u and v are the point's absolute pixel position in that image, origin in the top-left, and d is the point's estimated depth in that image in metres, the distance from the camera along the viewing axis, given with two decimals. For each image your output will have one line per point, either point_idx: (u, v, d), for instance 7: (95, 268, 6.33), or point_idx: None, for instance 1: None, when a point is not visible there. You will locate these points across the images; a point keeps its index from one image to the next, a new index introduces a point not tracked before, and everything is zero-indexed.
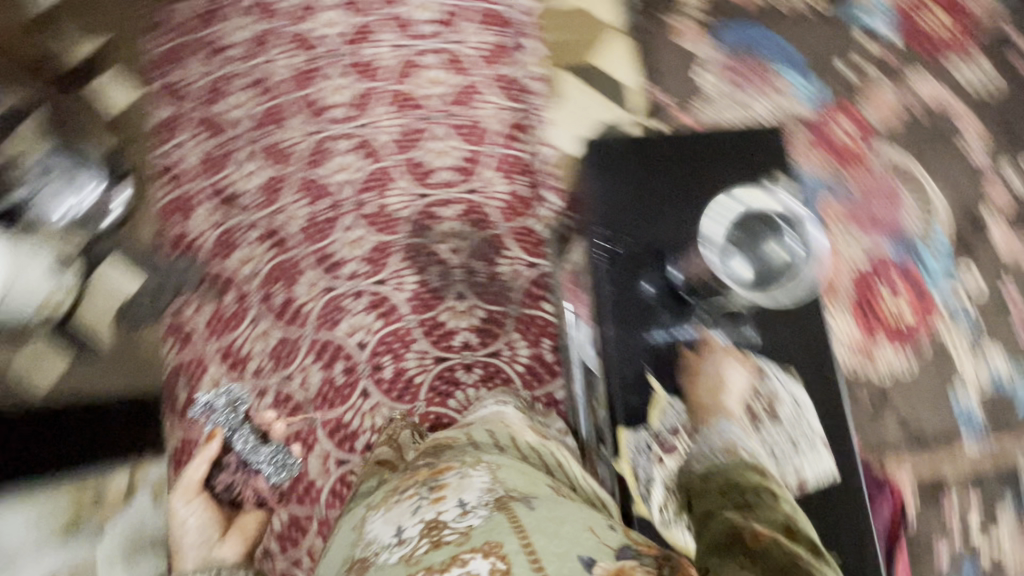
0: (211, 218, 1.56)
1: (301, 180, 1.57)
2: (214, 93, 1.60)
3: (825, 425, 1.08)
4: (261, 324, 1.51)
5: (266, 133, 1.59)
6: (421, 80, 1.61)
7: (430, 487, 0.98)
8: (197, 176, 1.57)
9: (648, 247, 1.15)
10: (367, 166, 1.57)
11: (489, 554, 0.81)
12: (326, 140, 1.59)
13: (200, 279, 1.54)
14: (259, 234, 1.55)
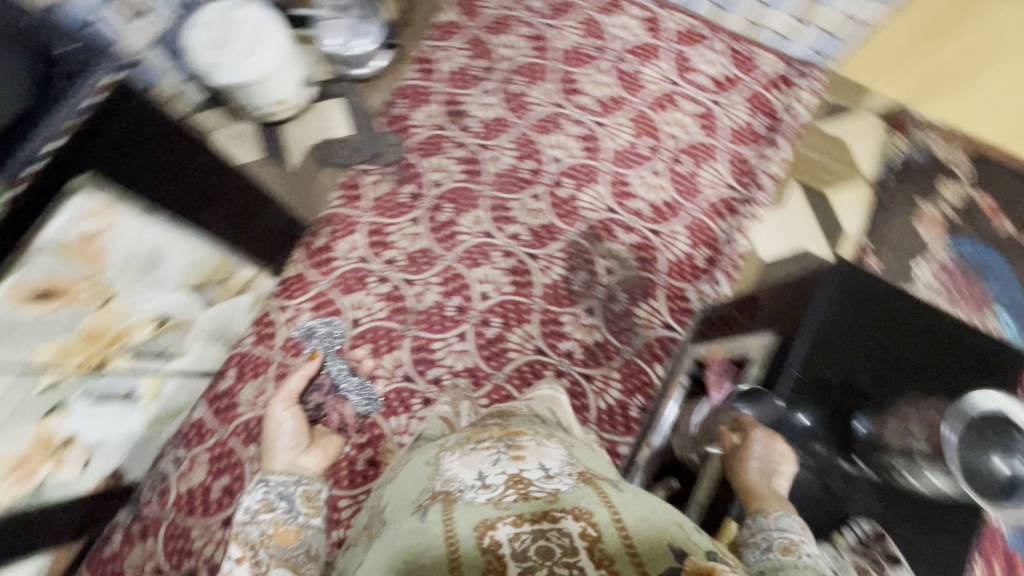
0: (433, 119, 1.67)
1: (521, 135, 1.66)
2: (498, 27, 1.74)
3: None
4: (418, 226, 1.60)
5: (518, 82, 1.70)
6: (670, 116, 1.67)
7: (508, 443, 0.97)
8: (443, 81, 1.70)
9: (850, 387, 0.99)
10: (582, 157, 1.64)
11: (580, 519, 0.78)
12: (562, 116, 1.67)
13: (393, 160, 1.65)
14: (462, 156, 1.65)
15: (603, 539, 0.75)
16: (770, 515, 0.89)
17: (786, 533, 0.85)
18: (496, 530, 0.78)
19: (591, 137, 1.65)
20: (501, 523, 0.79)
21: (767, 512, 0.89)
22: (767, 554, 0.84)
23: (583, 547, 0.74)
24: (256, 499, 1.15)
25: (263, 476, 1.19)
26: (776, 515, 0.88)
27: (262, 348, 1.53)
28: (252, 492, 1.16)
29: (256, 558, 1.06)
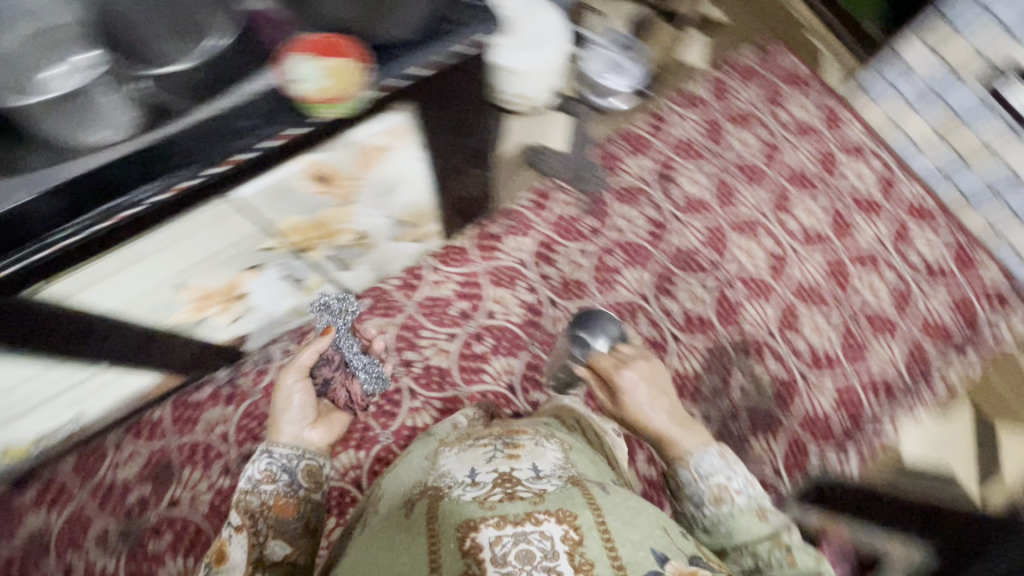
0: (643, 171, 1.71)
1: (716, 224, 1.66)
2: (740, 120, 1.76)
3: None
4: (584, 258, 1.62)
5: (734, 177, 1.71)
6: (867, 276, 1.61)
7: (506, 445, 1.02)
8: (668, 142, 1.73)
9: None
10: (764, 272, 1.61)
11: (563, 522, 0.79)
12: (762, 227, 1.66)
13: (591, 189, 1.68)
14: (654, 216, 1.66)
15: (583, 542, 0.77)
16: (687, 462, 0.98)
17: (714, 478, 0.94)
18: (478, 532, 0.78)
19: (780, 258, 1.63)
20: (485, 525, 0.79)
21: (685, 464, 0.97)
22: (703, 508, 0.93)
23: (563, 551, 0.76)
24: (258, 471, 1.05)
25: (267, 448, 1.11)
26: (688, 458, 0.98)
27: (400, 293, 1.58)
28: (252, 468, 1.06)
29: (254, 528, 0.97)
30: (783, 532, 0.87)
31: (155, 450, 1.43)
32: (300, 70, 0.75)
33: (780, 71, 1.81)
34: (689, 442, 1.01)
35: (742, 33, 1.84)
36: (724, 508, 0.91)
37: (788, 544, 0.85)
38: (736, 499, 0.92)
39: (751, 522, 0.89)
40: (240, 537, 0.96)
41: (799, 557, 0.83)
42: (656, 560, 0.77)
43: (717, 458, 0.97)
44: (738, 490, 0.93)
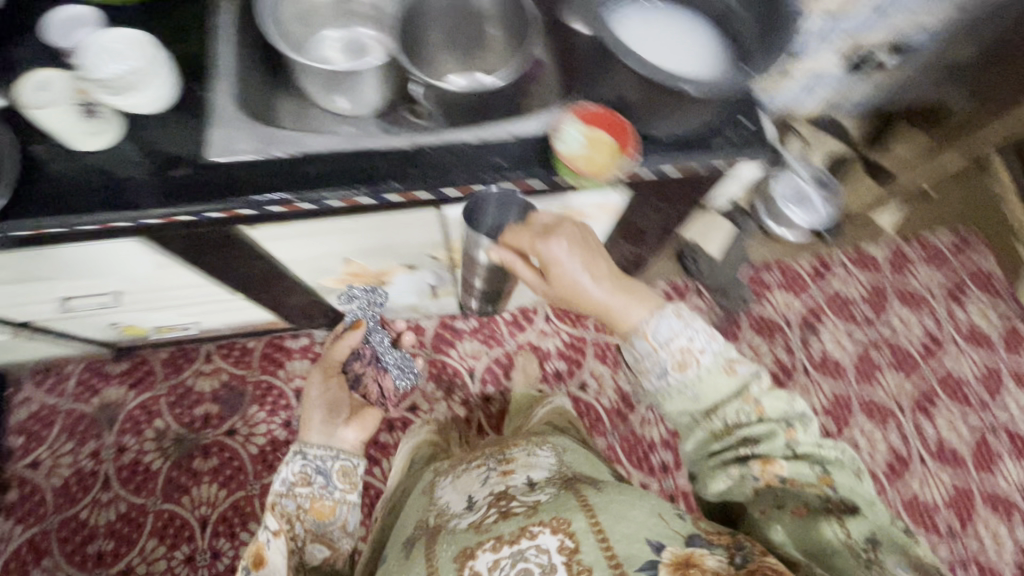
0: (788, 310, 1.61)
1: (846, 396, 1.53)
2: (909, 301, 1.63)
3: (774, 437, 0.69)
4: None
5: (882, 356, 1.58)
6: (993, 522, 1.43)
7: (500, 465, 0.98)
8: (825, 292, 1.63)
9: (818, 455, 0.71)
10: (878, 469, 1.46)
11: (558, 531, 0.69)
12: (892, 420, 1.51)
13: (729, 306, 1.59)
14: (783, 359, 1.56)
15: (581, 549, 0.66)
16: (640, 333, 0.70)
17: (676, 343, 0.69)
18: (474, 560, 0.70)
19: (900, 461, 1.47)
20: (480, 551, 0.71)
21: (640, 336, 0.70)
22: (666, 379, 0.69)
23: (562, 561, 0.66)
24: (292, 473, 0.99)
25: (299, 448, 1.05)
26: (637, 332, 0.70)
27: (507, 328, 1.56)
28: (285, 471, 0.99)
29: (291, 533, 0.90)
30: (752, 382, 0.68)
31: (235, 375, 1.47)
32: (572, 131, 0.75)
33: (975, 268, 1.66)
34: (634, 312, 0.71)
35: (944, 213, 1.71)
36: (690, 375, 0.68)
37: (756, 398, 0.68)
38: (704, 360, 0.68)
39: (713, 374, 0.68)
40: (279, 541, 0.86)
41: (804, 474, 0.65)
42: (652, 548, 0.65)
43: (674, 317, 0.70)
44: (735, 360, 0.69)
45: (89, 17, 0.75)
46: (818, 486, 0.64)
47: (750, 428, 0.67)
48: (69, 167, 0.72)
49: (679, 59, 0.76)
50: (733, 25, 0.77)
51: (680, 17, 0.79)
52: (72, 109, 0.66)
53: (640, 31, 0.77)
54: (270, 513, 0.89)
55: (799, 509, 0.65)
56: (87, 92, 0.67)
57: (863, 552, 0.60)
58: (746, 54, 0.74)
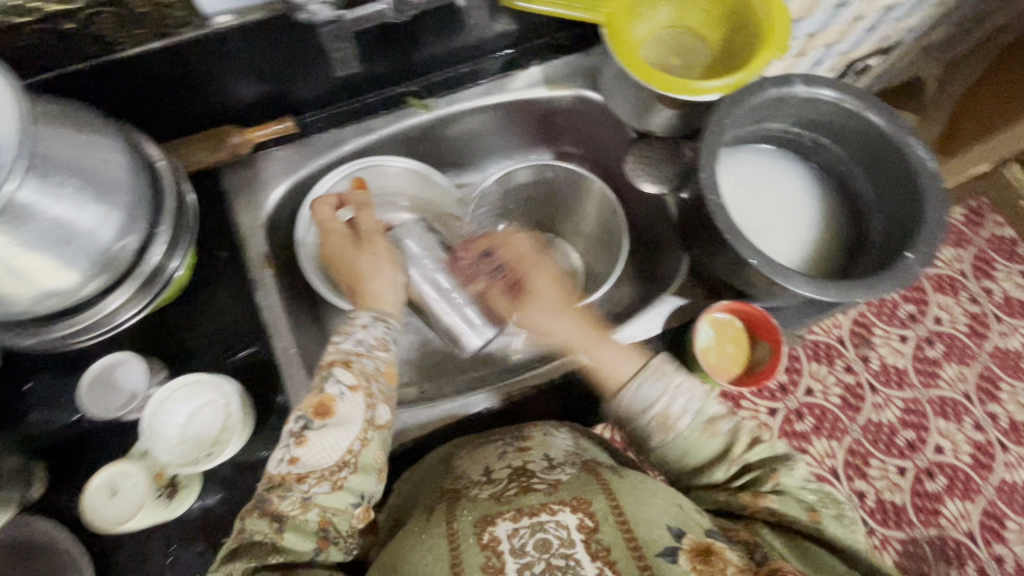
0: (904, 327, 1.40)
1: (987, 409, 1.34)
2: (980, 270, 1.44)
3: (793, 237, 0.71)
4: (827, 426, 1.31)
5: (959, 332, 1.39)
6: None
7: (512, 437, 0.64)
8: (938, 300, 1.42)
9: (812, 234, 0.72)
10: (967, 463, 1.31)
11: (578, 510, 0.50)
12: (988, 404, 1.35)
13: (838, 339, 1.38)
14: (914, 385, 1.35)
15: (603, 532, 0.49)
16: (621, 396, 0.57)
17: (658, 408, 0.56)
18: (494, 528, 0.50)
19: (991, 445, 1.32)
20: (499, 518, 0.51)
21: (624, 395, 0.57)
22: (653, 442, 0.57)
23: (581, 544, 0.48)
24: (371, 334, 0.59)
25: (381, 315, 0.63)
26: (623, 390, 0.57)
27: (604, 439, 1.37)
28: (368, 325, 0.60)
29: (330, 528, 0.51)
30: (734, 442, 0.55)
31: None
32: (703, 324, 0.68)
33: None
34: (621, 367, 0.59)
35: None
36: (672, 441, 0.56)
37: (743, 457, 0.55)
38: (685, 425, 0.55)
39: (696, 438, 0.55)
40: (356, 398, 0.55)
41: (795, 509, 0.52)
42: (674, 535, 0.48)
43: (660, 376, 0.57)
44: (716, 417, 0.56)
45: (117, 360, 0.61)
46: (808, 524, 0.51)
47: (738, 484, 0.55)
48: (145, 549, 0.57)
49: (785, 227, 0.72)
50: (832, 172, 0.73)
51: (772, 167, 0.73)
52: (149, 508, 0.54)
53: (738, 194, 0.72)
54: (343, 364, 0.56)
55: (791, 534, 0.51)
56: (165, 472, 0.56)
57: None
58: (861, 209, 0.70)
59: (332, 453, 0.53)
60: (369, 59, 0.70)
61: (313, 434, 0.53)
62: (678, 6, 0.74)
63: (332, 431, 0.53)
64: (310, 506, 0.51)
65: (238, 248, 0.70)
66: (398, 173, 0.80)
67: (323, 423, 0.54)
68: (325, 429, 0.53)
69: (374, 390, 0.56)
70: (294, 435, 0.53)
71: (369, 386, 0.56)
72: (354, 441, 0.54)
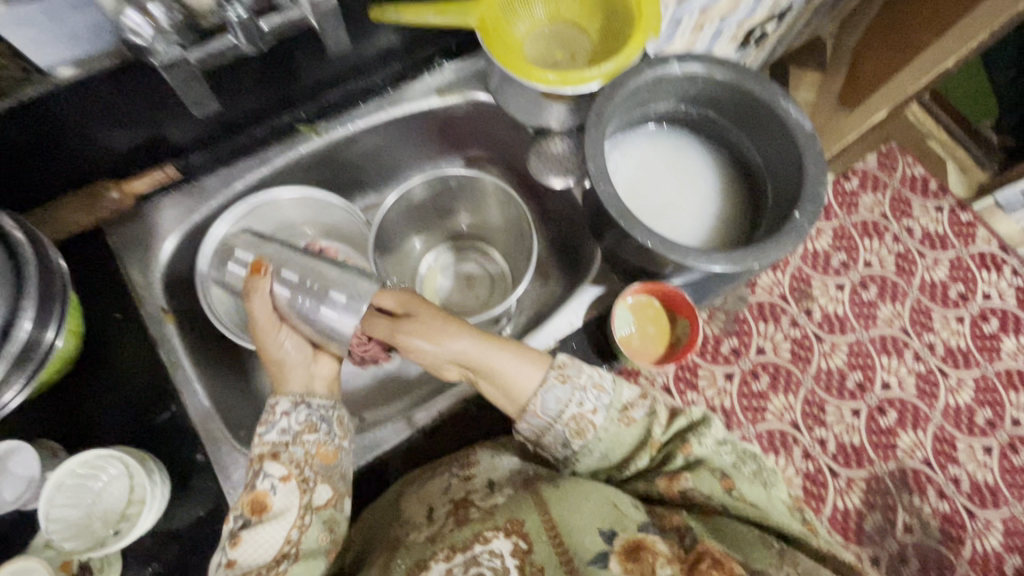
0: (840, 274, 1.45)
1: (926, 342, 1.41)
2: (900, 210, 1.51)
3: (696, 212, 0.73)
4: (782, 380, 1.36)
5: (889, 272, 1.45)
6: None
7: (457, 466, 0.62)
8: (867, 243, 1.48)
9: (715, 206, 0.74)
10: (913, 395, 1.37)
11: (511, 534, 0.49)
12: (925, 336, 1.41)
13: (781, 296, 1.42)
14: (857, 329, 1.40)
15: (536, 552, 0.48)
16: (528, 413, 0.57)
17: (570, 412, 0.56)
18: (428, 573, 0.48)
19: (933, 373, 1.38)
20: (432, 559, 0.49)
21: (530, 415, 0.57)
22: (572, 448, 0.57)
23: (516, 570, 0.48)
24: (297, 422, 0.58)
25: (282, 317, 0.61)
26: (528, 413, 0.57)
27: None
28: (287, 415, 0.58)
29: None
30: (653, 424, 0.57)
31: None
32: (620, 311, 0.70)
33: (941, 154, 1.58)
34: (516, 391, 0.58)
35: (930, 120, 1.61)
36: (591, 441, 0.57)
37: (662, 439, 0.57)
38: (600, 421, 0.56)
39: (615, 431, 0.57)
40: (289, 489, 0.54)
41: (710, 484, 0.54)
42: (605, 539, 0.48)
43: (561, 385, 0.57)
44: (629, 405, 0.58)
45: (8, 450, 0.56)
46: (721, 493, 0.54)
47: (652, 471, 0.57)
48: None
49: (686, 204, 0.74)
50: (724, 144, 0.75)
51: (666, 146, 0.75)
52: None
53: (635, 177, 0.73)
54: (271, 458, 0.55)
55: (708, 508, 0.54)
56: (70, 562, 0.55)
57: (773, 541, 0.50)
58: (756, 177, 0.72)
59: (269, 548, 0.51)
60: (246, 93, 0.67)
61: (246, 531, 0.51)
62: (551, 1, 0.74)
63: (268, 527, 0.52)
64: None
65: (134, 307, 0.66)
66: (292, 204, 0.76)
67: (260, 519, 0.52)
68: (261, 526, 0.52)
69: (307, 476, 0.55)
70: (226, 536, 0.51)
71: (301, 473, 0.55)
72: (292, 530, 0.52)
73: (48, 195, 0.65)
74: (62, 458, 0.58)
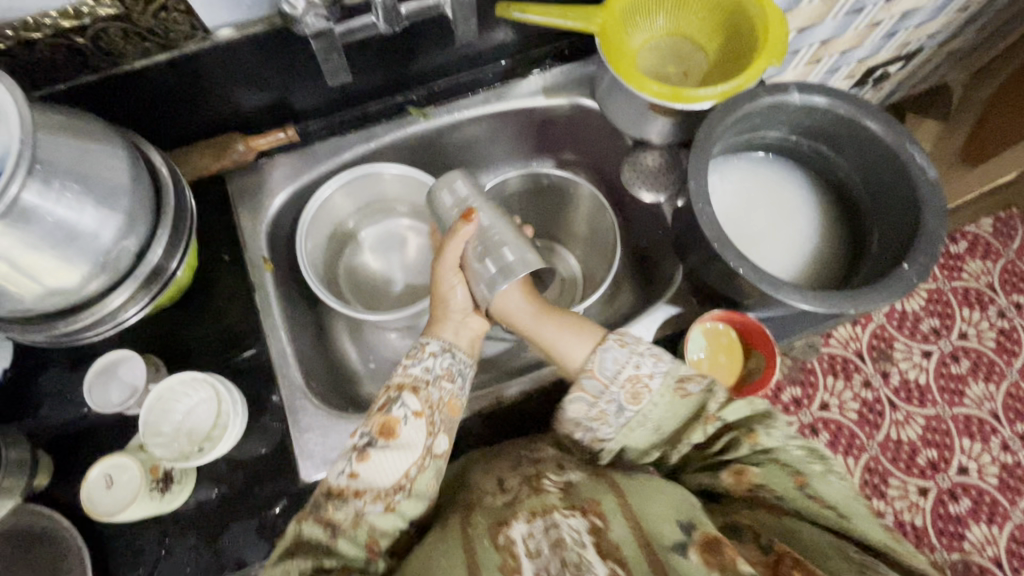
0: (930, 339, 1.34)
1: (1018, 432, 1.27)
2: (1011, 283, 1.38)
3: (791, 246, 0.71)
4: (845, 440, 1.27)
5: (987, 347, 1.33)
6: None
7: (523, 446, 0.62)
8: (967, 313, 1.36)
9: (811, 243, 0.71)
10: (993, 486, 1.24)
11: (587, 513, 0.51)
12: (1017, 424, 1.28)
13: (858, 351, 1.33)
14: (939, 402, 1.29)
15: (614, 531, 0.49)
16: (586, 372, 0.57)
17: (626, 375, 0.55)
18: (509, 531, 0.51)
19: (1021, 467, 1.25)
20: (513, 519, 0.52)
21: (586, 374, 0.56)
22: (625, 416, 0.55)
23: (593, 546, 0.48)
24: (439, 365, 0.59)
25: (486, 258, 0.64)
26: (583, 372, 0.57)
27: None
28: (433, 357, 0.59)
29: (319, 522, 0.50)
30: (710, 400, 0.53)
31: None
32: (695, 335, 0.67)
33: None
34: (575, 351, 0.59)
35: None
36: (645, 407, 0.55)
37: (720, 416, 0.53)
38: (654, 387, 0.54)
39: (667, 404, 0.54)
40: (418, 424, 0.55)
41: (781, 479, 0.50)
42: (683, 530, 0.47)
43: (618, 346, 0.57)
44: (687, 377, 0.54)
45: (119, 360, 0.63)
46: (793, 490, 0.49)
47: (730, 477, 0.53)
48: (141, 539, 0.60)
49: (780, 236, 0.71)
50: (832, 182, 0.72)
51: (769, 175, 0.73)
52: (143, 501, 0.56)
53: (730, 203, 0.71)
54: (411, 389, 0.56)
55: (775, 506, 0.50)
56: (159, 467, 0.58)
57: (852, 554, 0.45)
58: (862, 220, 0.69)
59: (392, 473, 0.52)
60: (368, 69, 0.72)
61: (375, 451, 0.53)
62: (674, 15, 0.73)
63: (393, 454, 0.53)
64: (361, 522, 0.50)
65: (239, 251, 0.72)
66: (392, 180, 0.80)
67: (386, 443, 0.53)
68: (387, 450, 0.53)
69: (435, 420, 0.56)
70: (356, 451, 0.53)
71: (432, 414, 0.56)
72: (413, 466, 0.53)
73: (188, 140, 0.72)
74: (161, 375, 0.65)
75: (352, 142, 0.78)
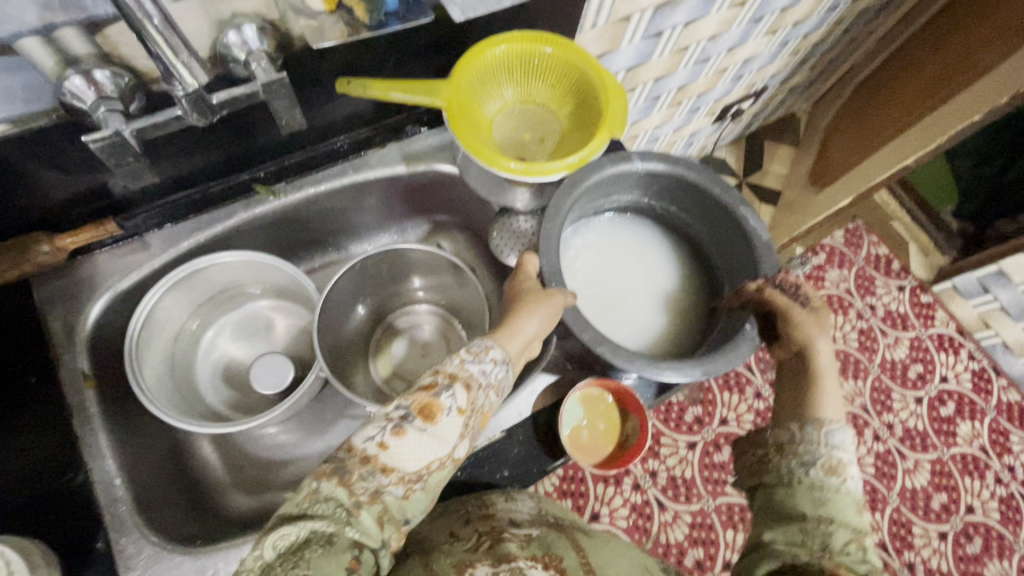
0: None
1: (885, 422, 1.41)
2: (864, 287, 1.55)
3: (648, 303, 0.73)
4: None
5: (852, 348, 1.47)
6: None
7: (474, 505, 0.58)
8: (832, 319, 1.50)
9: (667, 299, 0.74)
10: (871, 475, 1.36)
11: (550, 566, 0.49)
12: (884, 415, 1.42)
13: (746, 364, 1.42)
14: None
15: None
16: (816, 422, 0.50)
17: (838, 451, 0.48)
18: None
19: (891, 454, 1.38)
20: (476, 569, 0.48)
21: (816, 424, 0.50)
22: (808, 472, 0.48)
23: None
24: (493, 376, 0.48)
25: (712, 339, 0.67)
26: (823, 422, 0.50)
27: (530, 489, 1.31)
28: (496, 364, 0.48)
29: None
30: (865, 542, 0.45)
31: None
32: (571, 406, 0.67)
33: (903, 236, 1.62)
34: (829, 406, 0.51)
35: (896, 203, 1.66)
36: (831, 485, 0.47)
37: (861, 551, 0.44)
38: (850, 484, 0.47)
39: (845, 501, 0.46)
40: (459, 420, 0.45)
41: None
42: None
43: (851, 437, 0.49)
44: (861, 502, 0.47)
45: None
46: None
47: (815, 503, 0.46)
48: None
49: (639, 294, 0.73)
50: (685, 238, 0.75)
51: (626, 234, 0.75)
52: None
53: (591, 264, 0.73)
54: (464, 383, 0.46)
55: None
56: None
57: None
58: (714, 275, 0.72)
59: (417, 461, 0.43)
60: (197, 149, 0.65)
61: (409, 431, 0.43)
62: (526, 84, 0.74)
63: (427, 441, 0.43)
64: (377, 500, 0.41)
65: (52, 369, 0.62)
66: (245, 265, 0.74)
67: (423, 426, 0.44)
68: (422, 435, 0.43)
69: (471, 423, 0.46)
70: (394, 423, 0.43)
71: (472, 417, 0.46)
72: (437, 461, 0.44)
73: None
74: None
75: (192, 227, 0.70)
